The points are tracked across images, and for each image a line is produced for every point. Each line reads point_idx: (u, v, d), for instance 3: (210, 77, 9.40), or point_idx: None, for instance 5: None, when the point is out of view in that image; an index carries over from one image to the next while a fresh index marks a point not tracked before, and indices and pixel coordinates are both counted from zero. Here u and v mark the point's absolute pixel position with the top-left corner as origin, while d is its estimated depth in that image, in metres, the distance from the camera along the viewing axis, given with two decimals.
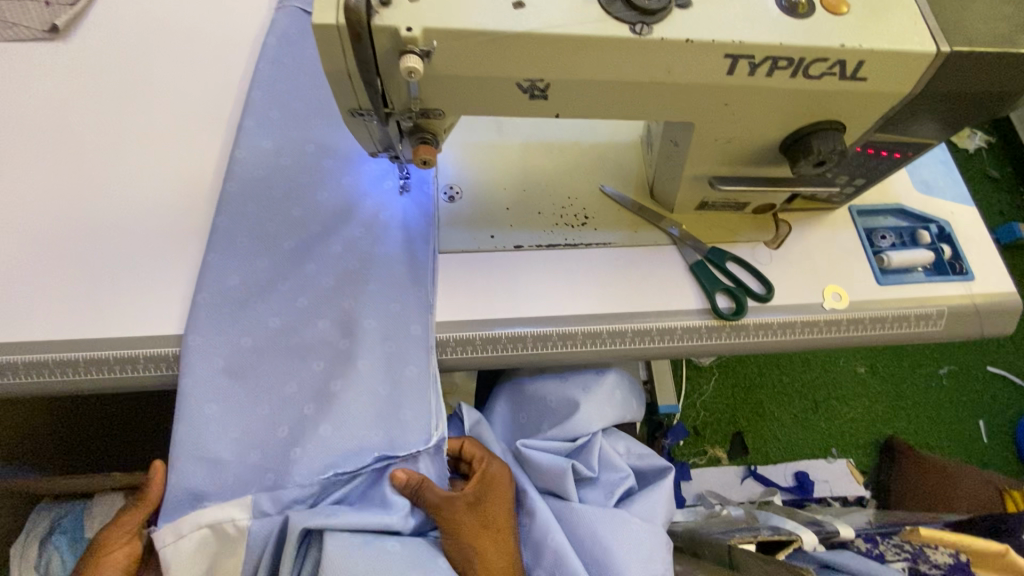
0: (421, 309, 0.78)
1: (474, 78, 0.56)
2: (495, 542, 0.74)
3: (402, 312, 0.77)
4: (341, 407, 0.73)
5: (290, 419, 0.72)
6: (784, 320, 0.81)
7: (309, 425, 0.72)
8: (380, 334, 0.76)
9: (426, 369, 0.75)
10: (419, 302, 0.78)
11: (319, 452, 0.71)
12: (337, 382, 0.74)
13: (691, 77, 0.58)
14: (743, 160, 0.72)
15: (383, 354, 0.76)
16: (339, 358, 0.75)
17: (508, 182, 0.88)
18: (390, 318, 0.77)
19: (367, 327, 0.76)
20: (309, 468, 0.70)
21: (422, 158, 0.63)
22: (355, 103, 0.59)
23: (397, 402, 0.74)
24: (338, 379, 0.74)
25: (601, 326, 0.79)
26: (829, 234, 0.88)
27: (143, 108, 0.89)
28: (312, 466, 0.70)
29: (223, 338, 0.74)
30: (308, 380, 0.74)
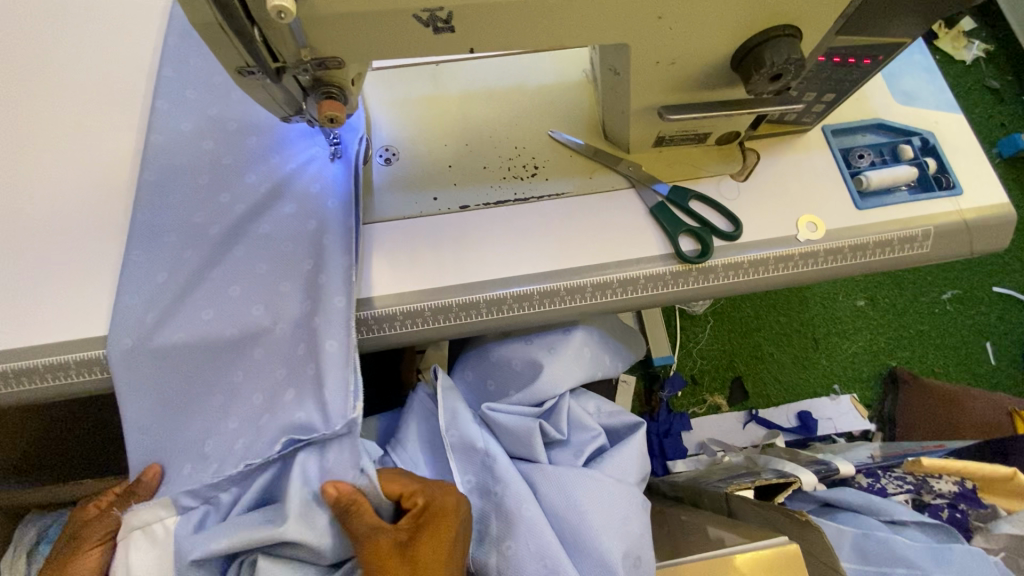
0: (354, 283, 0.72)
1: (362, 14, 0.49)
2: None
3: (328, 287, 0.71)
4: (283, 396, 0.70)
5: (235, 410, 0.71)
6: (755, 258, 0.75)
7: (253, 415, 0.70)
8: (310, 313, 0.71)
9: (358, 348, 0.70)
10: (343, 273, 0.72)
11: (250, 441, 0.69)
12: (276, 368, 0.71)
13: None
14: (693, 83, 0.65)
15: (309, 332, 0.71)
16: (276, 345, 0.71)
17: (449, 138, 0.81)
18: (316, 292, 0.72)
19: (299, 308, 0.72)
20: (235, 460, 0.68)
21: (327, 115, 0.57)
22: (240, 61, 0.52)
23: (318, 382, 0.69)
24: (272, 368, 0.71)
25: (558, 284, 0.73)
26: (802, 159, 0.81)
27: (49, 98, 0.82)
28: (254, 453, 0.68)
29: (137, 332, 0.69)
30: (242, 369, 0.71)
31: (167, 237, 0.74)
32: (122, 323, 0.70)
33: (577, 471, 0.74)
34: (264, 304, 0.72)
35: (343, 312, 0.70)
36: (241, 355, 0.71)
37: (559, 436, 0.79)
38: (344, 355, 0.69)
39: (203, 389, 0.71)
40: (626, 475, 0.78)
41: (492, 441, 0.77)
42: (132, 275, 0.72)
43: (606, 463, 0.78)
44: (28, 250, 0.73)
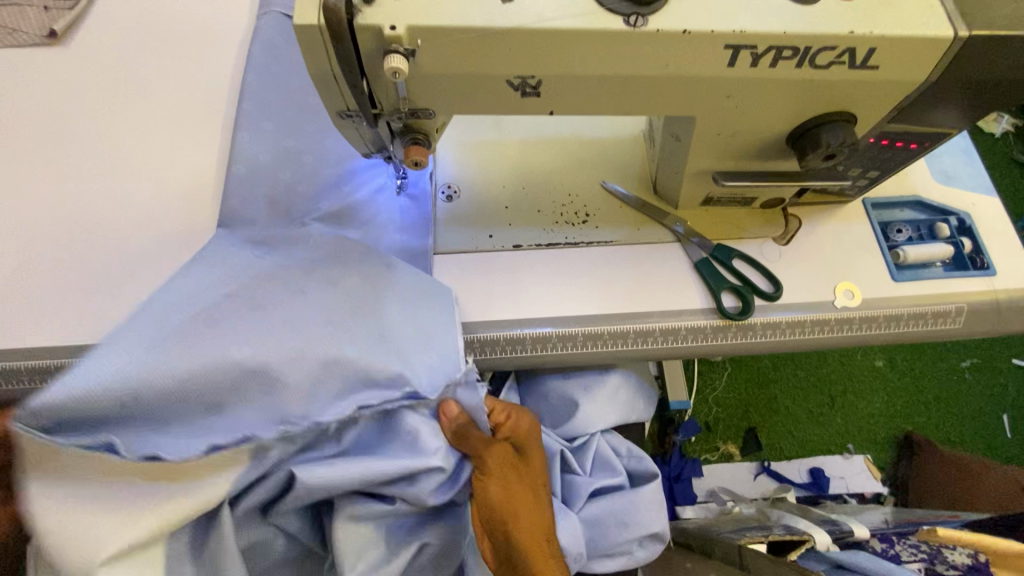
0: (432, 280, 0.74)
1: (461, 76, 0.54)
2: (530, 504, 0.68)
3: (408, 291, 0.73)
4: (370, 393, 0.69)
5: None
6: (792, 319, 0.78)
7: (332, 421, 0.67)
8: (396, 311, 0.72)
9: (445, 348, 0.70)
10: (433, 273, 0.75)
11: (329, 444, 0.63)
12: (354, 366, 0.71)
13: (690, 71, 0.55)
14: (749, 153, 0.69)
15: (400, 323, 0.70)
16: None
17: (508, 180, 0.86)
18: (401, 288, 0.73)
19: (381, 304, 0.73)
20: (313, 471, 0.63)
21: (413, 159, 0.62)
22: (342, 105, 0.57)
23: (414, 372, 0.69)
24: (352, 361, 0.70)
25: (602, 328, 0.76)
26: (842, 228, 0.85)
27: (140, 114, 0.89)
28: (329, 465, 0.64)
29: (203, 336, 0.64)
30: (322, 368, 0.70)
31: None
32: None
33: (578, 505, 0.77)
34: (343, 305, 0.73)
35: (425, 313, 0.71)
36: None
37: (578, 469, 0.80)
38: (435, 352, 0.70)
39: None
40: (635, 521, 0.77)
41: None
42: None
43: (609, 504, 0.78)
44: (107, 254, 0.78)
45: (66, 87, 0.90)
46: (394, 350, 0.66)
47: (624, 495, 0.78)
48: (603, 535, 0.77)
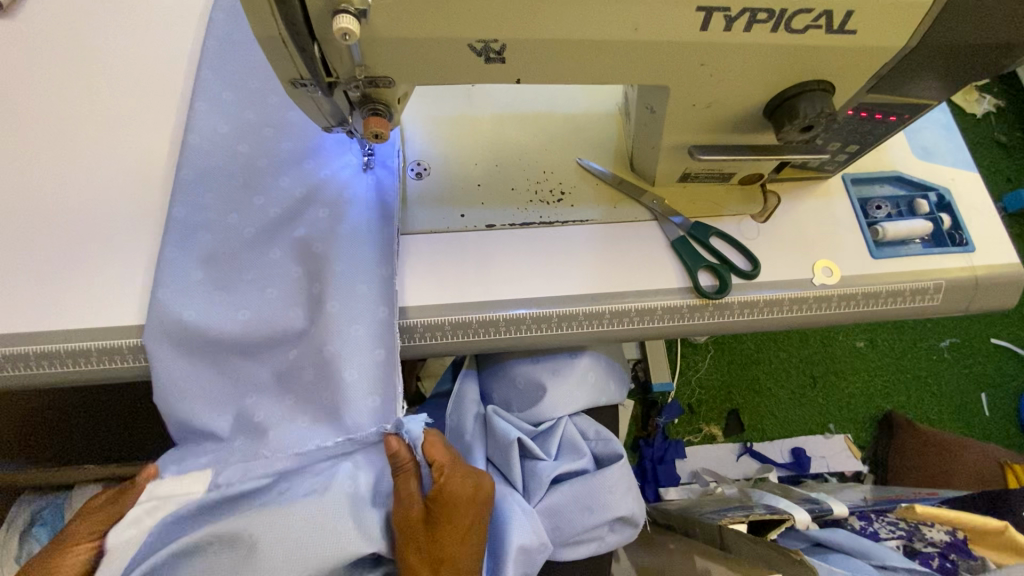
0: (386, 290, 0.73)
1: (419, 40, 0.51)
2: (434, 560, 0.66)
3: (365, 293, 0.73)
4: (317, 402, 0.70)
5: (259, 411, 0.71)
6: (770, 297, 0.77)
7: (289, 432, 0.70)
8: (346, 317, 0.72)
9: (391, 356, 0.71)
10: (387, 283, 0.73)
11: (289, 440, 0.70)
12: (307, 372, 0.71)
13: (661, 34, 0.52)
14: (725, 125, 0.67)
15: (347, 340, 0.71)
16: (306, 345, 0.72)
17: (480, 157, 0.83)
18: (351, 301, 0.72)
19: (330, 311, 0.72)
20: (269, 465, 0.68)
21: (374, 130, 0.58)
22: (295, 72, 0.54)
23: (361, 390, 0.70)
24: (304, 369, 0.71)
25: (577, 308, 0.74)
26: (820, 205, 0.83)
27: (92, 88, 0.84)
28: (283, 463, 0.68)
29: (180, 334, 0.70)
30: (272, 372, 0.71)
31: (198, 234, 0.75)
32: (155, 325, 0.70)
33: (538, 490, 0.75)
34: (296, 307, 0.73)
35: (377, 320, 0.72)
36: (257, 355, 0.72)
37: (543, 454, 0.76)
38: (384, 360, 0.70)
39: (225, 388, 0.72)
40: (601, 506, 0.74)
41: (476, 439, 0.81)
42: (163, 278, 0.72)
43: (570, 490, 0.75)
44: (57, 237, 0.74)
45: (12, 59, 0.85)
46: (351, 359, 0.70)
47: (588, 479, 0.75)
48: (567, 523, 0.74)
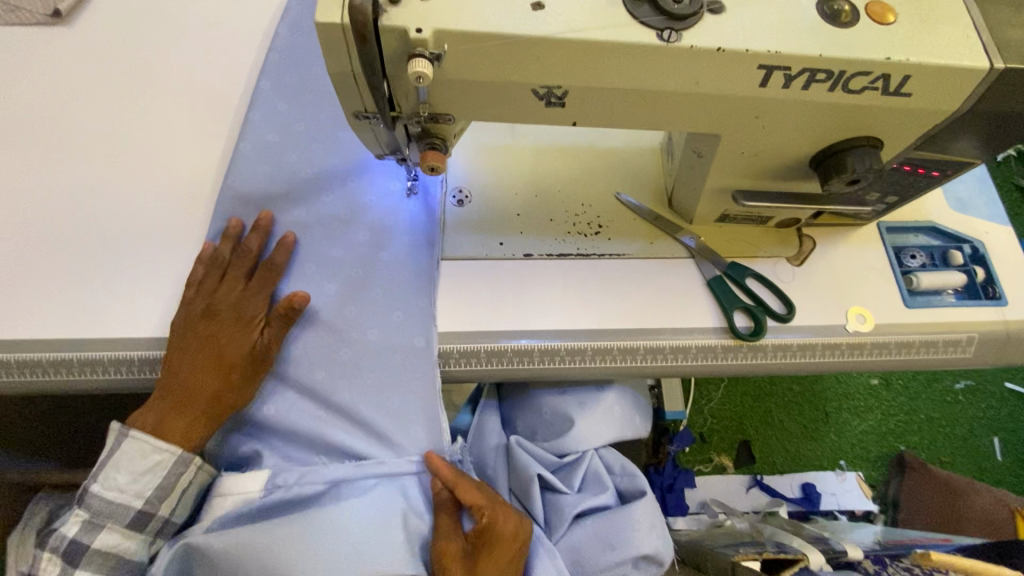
0: (424, 320, 0.75)
1: (485, 83, 0.52)
2: None
3: (405, 320, 0.75)
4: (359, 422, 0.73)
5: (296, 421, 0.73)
6: (803, 341, 0.77)
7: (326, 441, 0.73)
8: (387, 344, 0.74)
9: (431, 387, 0.73)
10: (423, 311, 0.75)
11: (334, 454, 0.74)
12: (346, 392, 0.73)
13: (722, 89, 0.53)
14: (770, 173, 0.68)
15: (386, 365, 0.74)
16: (344, 366, 0.74)
17: (521, 186, 0.84)
18: (391, 329, 0.75)
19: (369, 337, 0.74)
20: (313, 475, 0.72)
21: (430, 164, 0.60)
22: (361, 106, 0.56)
23: (401, 416, 0.73)
24: (342, 389, 0.73)
25: (612, 342, 0.75)
26: (855, 251, 0.84)
27: (146, 100, 0.86)
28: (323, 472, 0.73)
29: None
30: (312, 390, 0.73)
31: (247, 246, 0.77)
32: None
33: (561, 525, 0.76)
34: (333, 327, 0.75)
35: (416, 348, 0.74)
36: (295, 372, 0.74)
37: (566, 488, 0.77)
38: (426, 392, 0.73)
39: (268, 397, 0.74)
40: (623, 543, 0.73)
41: (501, 472, 0.82)
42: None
43: (593, 526, 0.75)
44: (108, 245, 0.76)
45: (71, 68, 0.87)
46: (393, 386, 0.73)
47: (611, 516, 0.75)
48: (588, 559, 0.74)
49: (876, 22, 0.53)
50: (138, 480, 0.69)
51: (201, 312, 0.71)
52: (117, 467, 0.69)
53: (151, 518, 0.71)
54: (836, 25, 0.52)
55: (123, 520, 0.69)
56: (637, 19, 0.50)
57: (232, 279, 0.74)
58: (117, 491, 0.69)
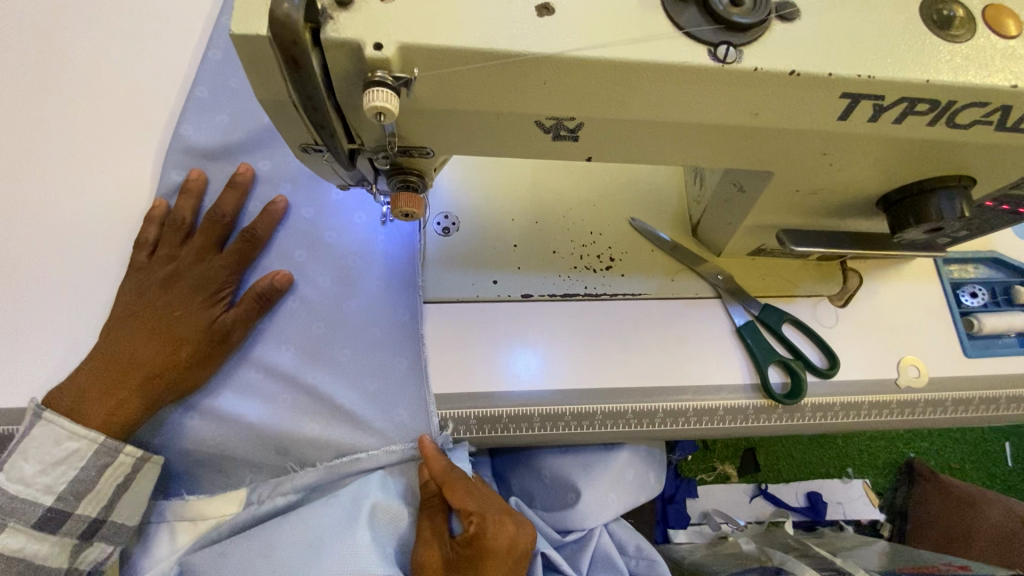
0: (406, 288, 0.66)
1: (473, 112, 0.39)
2: None
3: (382, 296, 0.66)
4: (332, 413, 0.63)
5: (256, 409, 0.63)
6: (848, 401, 0.66)
7: (295, 432, 0.62)
8: (364, 319, 0.65)
9: (413, 363, 0.63)
10: (406, 281, 0.66)
11: (304, 451, 0.64)
12: (317, 373, 0.63)
13: (788, 122, 0.40)
14: (827, 211, 0.55)
15: (362, 340, 0.64)
16: (315, 345, 0.64)
17: (518, 210, 0.71)
18: (369, 303, 0.65)
19: (346, 311, 0.65)
20: (288, 481, 0.64)
21: (404, 210, 0.46)
22: (309, 138, 0.42)
23: (380, 400, 0.63)
24: (313, 371, 0.63)
25: (625, 405, 0.63)
26: (906, 288, 0.72)
27: (73, 106, 0.72)
28: (298, 478, 0.64)
29: None
30: (280, 373, 0.63)
31: (202, 206, 0.69)
32: None
33: None
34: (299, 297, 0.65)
35: (398, 320, 0.65)
36: (260, 356, 0.64)
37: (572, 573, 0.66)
38: (410, 371, 0.63)
39: (225, 383, 0.63)
40: None
41: None
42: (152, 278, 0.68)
43: None
44: (30, 289, 0.64)
45: None
46: (370, 365, 0.64)
47: None
48: None
49: (996, 34, 0.40)
50: (50, 471, 0.55)
51: (158, 278, 0.63)
52: (23, 456, 0.54)
53: (68, 518, 0.57)
54: (946, 38, 0.39)
55: (29, 521, 0.54)
56: (683, 30, 0.36)
57: (193, 246, 0.65)
58: (21, 486, 0.54)
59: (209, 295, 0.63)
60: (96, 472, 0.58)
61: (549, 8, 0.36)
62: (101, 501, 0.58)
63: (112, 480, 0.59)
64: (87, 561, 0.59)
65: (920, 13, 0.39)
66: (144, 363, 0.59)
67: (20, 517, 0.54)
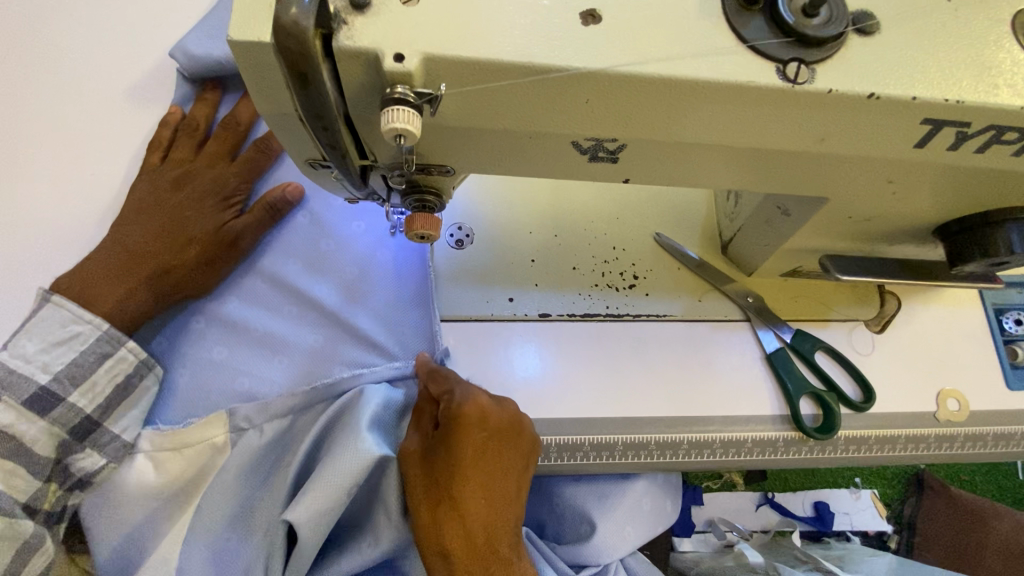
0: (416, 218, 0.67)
1: (503, 132, 0.34)
2: (437, 519, 0.51)
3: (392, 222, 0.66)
4: (336, 327, 0.61)
5: (264, 320, 0.62)
6: (884, 436, 0.62)
7: (303, 347, 0.60)
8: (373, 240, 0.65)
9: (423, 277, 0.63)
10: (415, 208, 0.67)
11: (301, 368, 0.60)
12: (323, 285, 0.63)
13: (858, 149, 0.36)
14: (878, 237, 0.51)
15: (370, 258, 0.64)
16: (322, 259, 0.64)
17: (537, 222, 0.67)
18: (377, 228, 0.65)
19: (355, 232, 0.65)
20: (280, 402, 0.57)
21: (420, 233, 0.42)
22: (316, 153, 0.38)
23: (387, 315, 0.62)
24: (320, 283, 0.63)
25: (648, 437, 0.59)
26: (948, 314, 0.68)
27: (67, 104, 0.68)
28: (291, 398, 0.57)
29: None
30: (286, 281, 0.63)
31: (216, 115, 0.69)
32: None
33: None
34: (310, 211, 0.65)
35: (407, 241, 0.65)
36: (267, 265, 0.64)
37: None
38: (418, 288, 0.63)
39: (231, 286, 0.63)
40: None
41: None
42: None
43: None
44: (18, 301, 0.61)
45: None
46: (377, 280, 0.63)
47: None
48: None
49: None
50: (51, 351, 0.52)
51: (168, 179, 0.63)
52: (26, 335, 0.52)
53: (60, 404, 0.52)
54: None
55: (21, 397, 0.50)
56: (747, 44, 0.32)
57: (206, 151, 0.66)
58: (20, 361, 0.51)
59: (220, 199, 0.63)
60: (95, 360, 0.54)
61: (596, 15, 0.31)
62: (97, 398, 0.54)
63: (111, 376, 0.55)
64: (78, 469, 0.53)
65: (1017, 27, 0.34)
66: (152, 257, 0.59)
67: (14, 391, 0.50)
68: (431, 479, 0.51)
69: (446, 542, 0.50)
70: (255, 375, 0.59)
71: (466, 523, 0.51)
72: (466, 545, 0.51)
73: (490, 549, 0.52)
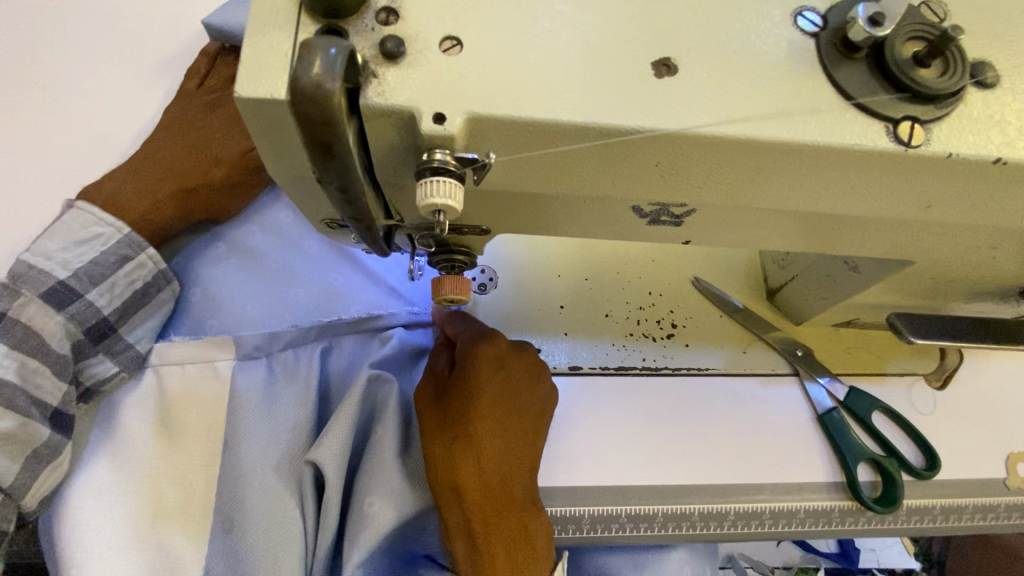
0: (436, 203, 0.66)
1: (555, 197, 0.29)
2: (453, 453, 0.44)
3: None
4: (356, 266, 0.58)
5: (279, 251, 0.58)
6: (950, 506, 0.56)
7: (316, 285, 0.57)
8: None
9: None
10: None
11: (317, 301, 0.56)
12: None
13: (968, 216, 0.31)
14: (957, 295, 0.45)
15: None
16: None
17: (566, 264, 0.62)
18: None
19: None
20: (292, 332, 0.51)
21: (448, 297, 0.37)
22: (333, 212, 0.33)
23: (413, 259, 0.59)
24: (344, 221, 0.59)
25: (690, 507, 0.53)
26: (1013, 368, 0.62)
27: None
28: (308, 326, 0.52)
29: None
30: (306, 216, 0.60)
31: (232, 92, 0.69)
32: None
33: None
34: None
35: None
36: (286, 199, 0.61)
37: None
38: None
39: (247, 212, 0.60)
40: None
41: None
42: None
43: None
44: None
45: None
46: None
47: None
48: None
49: None
50: (71, 248, 0.48)
51: (203, 100, 0.60)
52: (47, 234, 0.48)
53: (78, 300, 0.48)
54: None
55: (37, 289, 0.46)
56: (849, 99, 0.27)
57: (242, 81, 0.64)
58: (40, 258, 0.47)
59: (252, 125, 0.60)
60: (116, 262, 0.50)
61: (670, 66, 0.26)
62: (116, 300, 0.49)
63: (130, 280, 0.50)
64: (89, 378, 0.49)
65: None
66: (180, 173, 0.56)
67: (27, 283, 0.46)
68: (444, 412, 0.46)
69: (459, 479, 0.44)
70: (266, 304, 0.55)
71: (482, 463, 0.44)
72: (481, 488, 0.44)
73: (506, 497, 0.45)
